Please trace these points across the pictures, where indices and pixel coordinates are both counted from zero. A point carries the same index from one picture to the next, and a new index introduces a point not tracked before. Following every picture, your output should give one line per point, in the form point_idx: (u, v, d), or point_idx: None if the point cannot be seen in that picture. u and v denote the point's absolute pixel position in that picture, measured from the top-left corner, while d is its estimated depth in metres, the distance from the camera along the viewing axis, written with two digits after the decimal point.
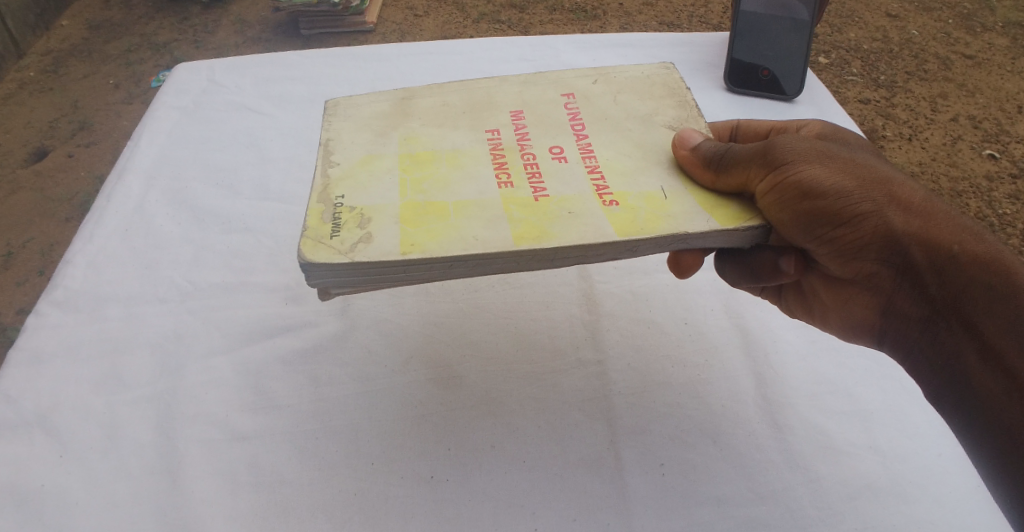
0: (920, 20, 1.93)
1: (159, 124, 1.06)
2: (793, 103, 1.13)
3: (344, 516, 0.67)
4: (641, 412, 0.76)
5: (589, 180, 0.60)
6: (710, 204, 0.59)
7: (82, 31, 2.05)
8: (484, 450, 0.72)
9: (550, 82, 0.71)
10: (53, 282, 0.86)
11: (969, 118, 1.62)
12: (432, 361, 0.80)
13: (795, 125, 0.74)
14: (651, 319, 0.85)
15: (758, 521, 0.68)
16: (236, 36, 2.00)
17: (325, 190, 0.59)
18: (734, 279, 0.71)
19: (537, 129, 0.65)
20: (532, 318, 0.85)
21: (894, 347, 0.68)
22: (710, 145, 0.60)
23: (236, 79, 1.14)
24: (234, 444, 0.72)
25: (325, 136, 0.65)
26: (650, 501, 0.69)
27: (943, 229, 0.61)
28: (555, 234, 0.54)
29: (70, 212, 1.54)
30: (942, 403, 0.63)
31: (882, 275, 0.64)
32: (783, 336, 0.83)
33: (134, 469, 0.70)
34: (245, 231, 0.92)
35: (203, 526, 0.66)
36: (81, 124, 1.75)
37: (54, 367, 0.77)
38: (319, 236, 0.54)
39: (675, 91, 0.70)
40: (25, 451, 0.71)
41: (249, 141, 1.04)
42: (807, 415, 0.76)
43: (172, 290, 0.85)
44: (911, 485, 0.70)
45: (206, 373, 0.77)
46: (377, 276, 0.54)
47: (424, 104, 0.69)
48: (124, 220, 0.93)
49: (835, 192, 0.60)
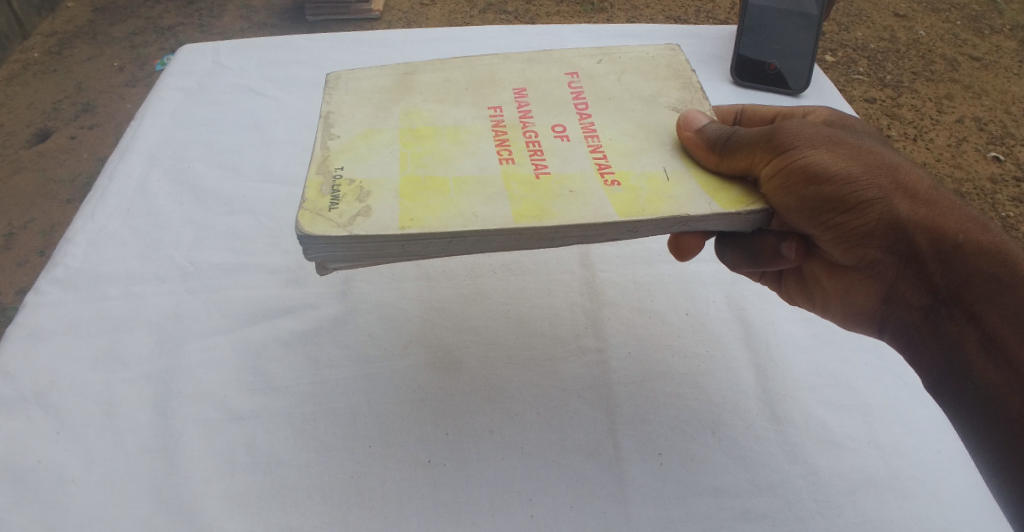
0: (929, 21, 1.92)
1: (163, 105, 1.05)
2: (800, 98, 1.13)
3: (341, 499, 0.67)
4: (640, 400, 0.75)
5: (591, 159, 0.59)
6: (712, 185, 0.58)
7: (87, 13, 2.05)
8: (484, 434, 0.72)
9: (553, 60, 0.71)
10: (54, 260, 0.86)
11: (975, 120, 1.61)
12: (432, 345, 0.79)
13: (798, 111, 0.74)
14: (653, 309, 0.84)
15: (756, 513, 0.67)
16: (241, 21, 2.00)
17: (325, 162, 0.58)
18: (734, 263, 0.71)
19: (540, 107, 0.65)
20: (535, 304, 0.85)
21: (894, 334, 0.68)
22: (714, 128, 0.60)
23: (241, 61, 1.14)
24: (233, 424, 0.72)
25: (326, 108, 0.64)
26: (648, 490, 0.68)
27: (947, 217, 0.61)
28: (555, 213, 0.54)
29: (72, 194, 1.54)
30: (941, 392, 0.63)
31: (884, 262, 0.64)
32: (785, 328, 0.82)
33: (133, 446, 0.69)
34: (248, 213, 0.92)
35: (199, 505, 0.66)
36: (84, 106, 1.75)
37: (53, 344, 0.77)
38: (318, 208, 0.53)
39: (680, 73, 0.70)
40: (22, 427, 0.70)
41: (253, 123, 1.03)
42: (808, 409, 0.75)
43: (174, 269, 0.85)
44: (910, 480, 0.70)
45: (205, 352, 0.77)
46: (375, 251, 0.53)
47: (426, 80, 0.69)
48: (127, 200, 0.92)
49: (841, 178, 0.60)
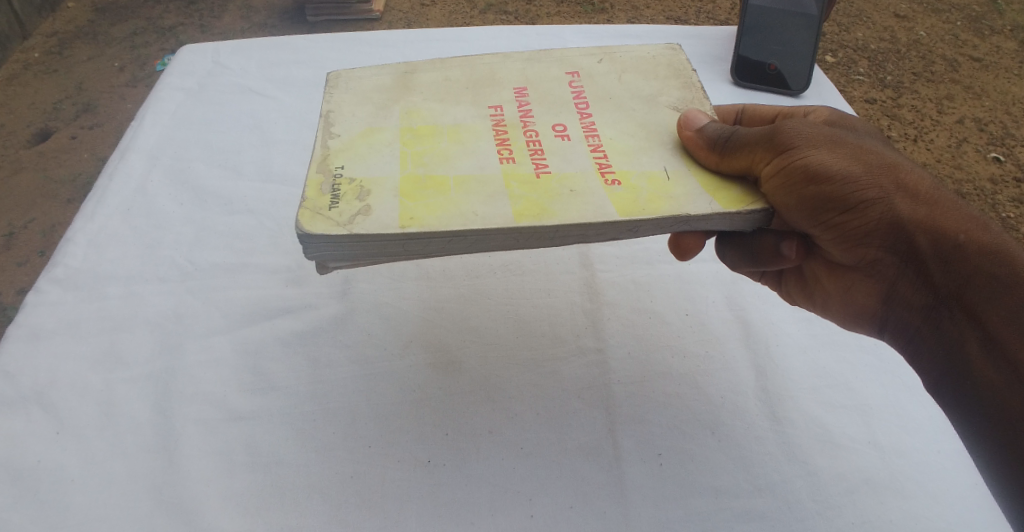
0: (929, 21, 1.92)
1: (163, 105, 1.05)
2: (800, 98, 1.13)
3: (341, 498, 0.67)
4: (640, 400, 0.75)
5: (591, 158, 0.59)
6: (712, 185, 0.58)
7: (87, 13, 2.05)
8: (484, 435, 0.72)
9: (553, 60, 0.71)
10: (54, 259, 0.86)
11: (976, 120, 1.61)
12: (432, 345, 0.79)
13: (798, 111, 0.74)
14: (653, 309, 0.84)
15: (756, 514, 0.67)
16: (241, 21, 2.00)
17: (325, 161, 0.58)
18: (734, 263, 0.71)
19: (540, 106, 0.65)
20: (535, 304, 0.84)
21: (894, 334, 0.68)
22: (715, 127, 0.60)
23: (242, 61, 1.14)
24: (233, 424, 0.71)
25: (326, 106, 0.65)
26: (648, 490, 0.68)
27: (948, 217, 0.61)
28: (555, 212, 0.54)
29: (72, 194, 1.54)
30: (941, 392, 0.63)
31: (885, 262, 0.64)
32: (785, 328, 0.82)
33: (132, 446, 0.69)
34: (248, 213, 0.92)
35: (198, 505, 0.66)
36: (85, 106, 1.75)
37: (52, 343, 0.77)
38: (317, 207, 0.53)
39: (680, 72, 0.70)
40: (22, 427, 0.70)
41: (253, 123, 1.03)
42: (808, 409, 0.75)
43: (173, 269, 0.85)
44: (910, 480, 0.70)
45: (205, 352, 0.77)
46: (374, 250, 0.53)
47: (426, 79, 0.69)
48: (127, 200, 0.92)
49: (842, 178, 0.60)
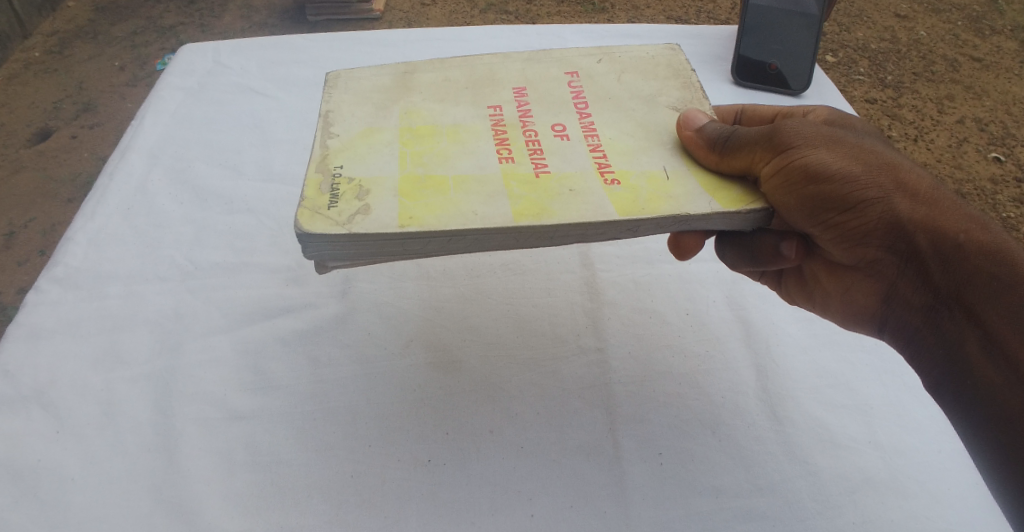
0: (930, 21, 1.92)
1: (163, 104, 1.05)
2: (800, 98, 1.12)
3: (340, 498, 0.67)
4: (640, 400, 0.75)
5: (591, 158, 0.59)
6: (712, 184, 0.58)
7: (87, 12, 2.05)
8: (484, 434, 0.72)
9: (553, 60, 0.71)
10: (54, 259, 0.86)
11: (976, 120, 1.61)
12: (432, 345, 0.79)
13: (798, 111, 0.74)
14: (654, 309, 0.84)
15: (756, 513, 0.67)
16: (242, 21, 2.00)
17: (324, 161, 0.58)
18: (734, 263, 0.71)
19: (539, 106, 0.65)
20: (535, 304, 0.84)
21: (894, 334, 0.68)
22: (714, 127, 0.60)
23: (242, 60, 1.14)
24: (233, 423, 0.72)
25: (325, 106, 0.65)
26: (648, 490, 0.68)
27: (948, 217, 0.61)
28: (555, 212, 0.54)
29: (72, 193, 1.54)
30: (941, 392, 0.63)
31: (885, 261, 0.64)
32: (785, 328, 0.82)
33: (132, 446, 0.69)
34: (248, 212, 0.92)
35: (198, 504, 0.66)
36: (85, 105, 1.75)
37: (53, 343, 0.77)
38: (317, 207, 0.53)
39: (680, 72, 0.70)
40: (22, 426, 0.70)
41: (253, 123, 1.03)
42: (808, 409, 0.75)
43: (173, 268, 0.85)
44: (910, 480, 0.70)
45: (205, 352, 0.77)
46: (374, 249, 0.53)
47: (425, 79, 0.69)
48: (127, 199, 0.92)
49: (842, 177, 0.60)
